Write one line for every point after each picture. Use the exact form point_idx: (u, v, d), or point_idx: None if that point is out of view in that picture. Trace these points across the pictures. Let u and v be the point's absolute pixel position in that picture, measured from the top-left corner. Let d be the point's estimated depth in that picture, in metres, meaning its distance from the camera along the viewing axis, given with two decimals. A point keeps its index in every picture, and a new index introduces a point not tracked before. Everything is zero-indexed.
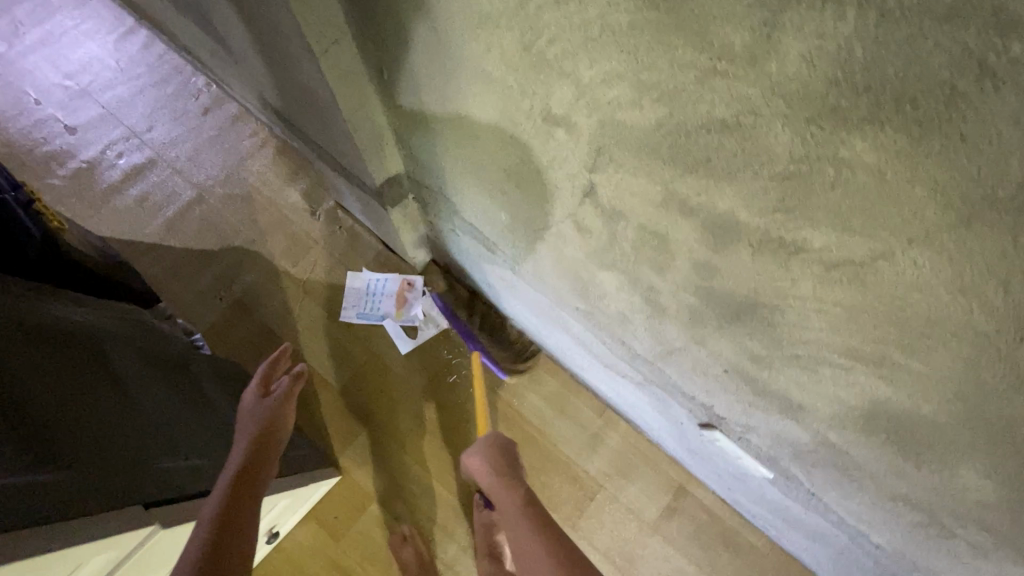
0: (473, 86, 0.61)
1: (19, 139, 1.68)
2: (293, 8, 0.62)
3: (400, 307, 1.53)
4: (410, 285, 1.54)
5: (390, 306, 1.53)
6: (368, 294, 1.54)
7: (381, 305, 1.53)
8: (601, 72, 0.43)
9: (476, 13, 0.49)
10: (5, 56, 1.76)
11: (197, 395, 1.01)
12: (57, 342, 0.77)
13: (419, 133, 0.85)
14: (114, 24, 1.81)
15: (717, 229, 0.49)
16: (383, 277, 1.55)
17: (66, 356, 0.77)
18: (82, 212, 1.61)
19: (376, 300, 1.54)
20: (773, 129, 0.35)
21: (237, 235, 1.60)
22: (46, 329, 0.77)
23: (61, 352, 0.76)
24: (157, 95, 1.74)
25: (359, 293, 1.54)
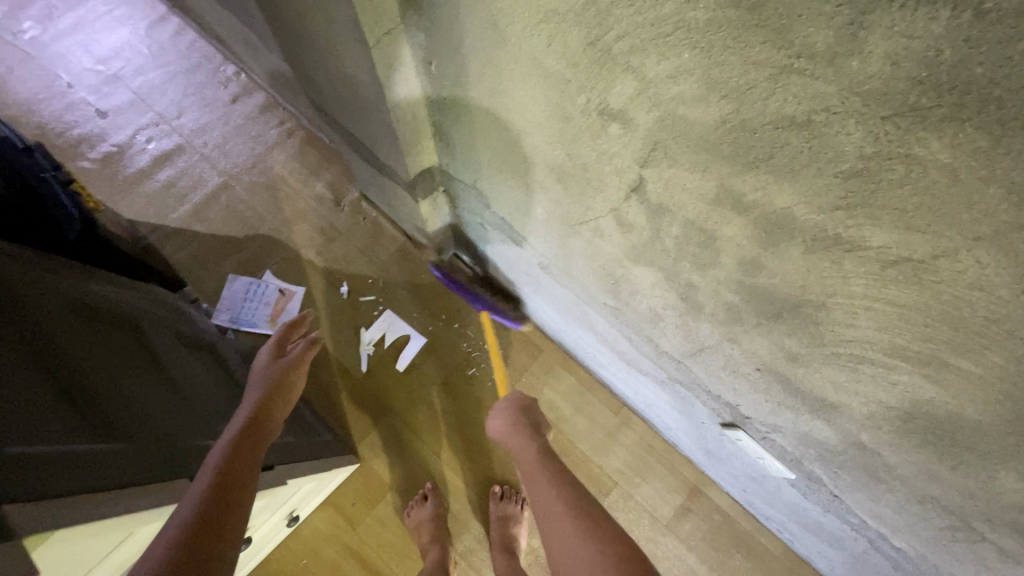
0: (527, 81, 0.62)
1: (51, 122, 1.71)
2: None
3: (274, 315, 1.52)
4: (287, 295, 1.54)
5: (264, 313, 1.52)
6: (243, 299, 1.54)
7: (250, 311, 1.52)
8: (669, 68, 0.44)
9: (542, 8, 0.50)
10: (39, 39, 1.79)
11: (228, 377, 1.02)
12: (101, 317, 0.79)
13: (459, 126, 0.87)
14: (146, 11, 1.83)
15: (771, 226, 0.50)
16: (265, 283, 1.55)
17: (109, 333, 0.78)
18: (111, 195, 1.64)
19: (250, 306, 1.53)
20: (846, 127, 0.36)
21: (262, 222, 1.62)
22: (91, 306, 0.78)
23: (104, 329, 0.77)
24: (186, 83, 1.76)
25: (241, 298, 1.53)
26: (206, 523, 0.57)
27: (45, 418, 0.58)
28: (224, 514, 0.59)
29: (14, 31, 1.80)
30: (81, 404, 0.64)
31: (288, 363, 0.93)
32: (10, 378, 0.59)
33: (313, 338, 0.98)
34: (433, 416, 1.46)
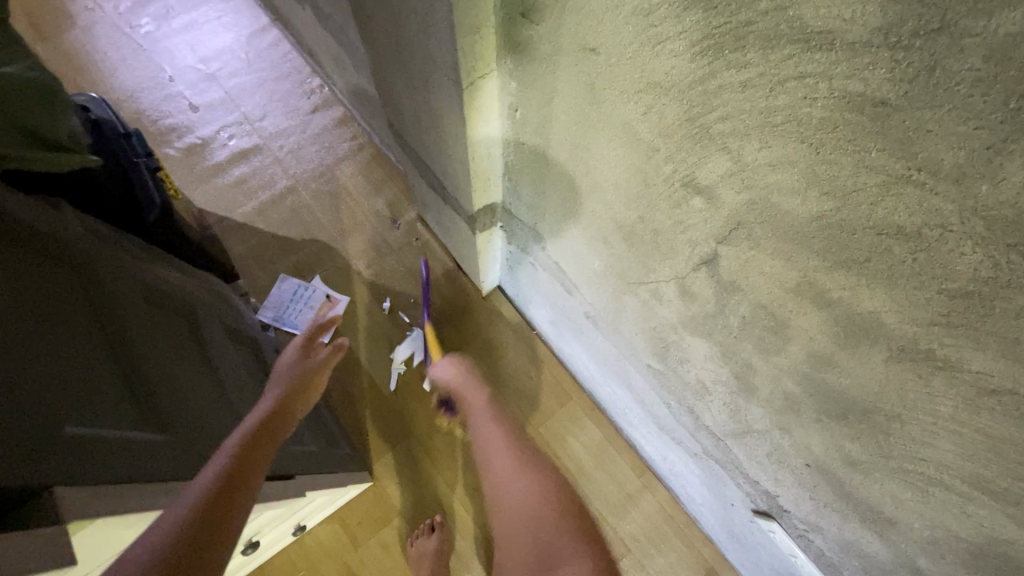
0: (612, 144, 0.63)
1: (148, 109, 1.84)
2: (458, 45, 0.66)
3: None
4: (331, 302, 1.58)
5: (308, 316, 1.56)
6: (290, 300, 1.58)
7: (295, 312, 1.56)
8: (771, 156, 0.43)
9: (644, 80, 0.51)
10: (153, 35, 1.95)
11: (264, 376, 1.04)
12: (165, 304, 0.82)
13: (532, 172, 0.88)
14: (251, 20, 1.98)
15: (852, 327, 0.48)
16: (312, 288, 1.59)
17: (168, 319, 0.81)
18: (188, 183, 1.74)
19: (295, 307, 1.57)
20: (961, 247, 0.35)
21: (320, 229, 1.68)
22: (156, 291, 0.82)
23: (164, 315, 0.80)
24: (274, 90, 1.87)
25: (287, 299, 1.58)
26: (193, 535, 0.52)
27: (104, 397, 0.59)
28: (224, 512, 0.55)
29: (132, 25, 1.96)
30: (137, 387, 0.65)
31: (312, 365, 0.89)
32: (81, 351, 0.60)
33: (339, 344, 0.93)
34: (452, 446, 1.44)
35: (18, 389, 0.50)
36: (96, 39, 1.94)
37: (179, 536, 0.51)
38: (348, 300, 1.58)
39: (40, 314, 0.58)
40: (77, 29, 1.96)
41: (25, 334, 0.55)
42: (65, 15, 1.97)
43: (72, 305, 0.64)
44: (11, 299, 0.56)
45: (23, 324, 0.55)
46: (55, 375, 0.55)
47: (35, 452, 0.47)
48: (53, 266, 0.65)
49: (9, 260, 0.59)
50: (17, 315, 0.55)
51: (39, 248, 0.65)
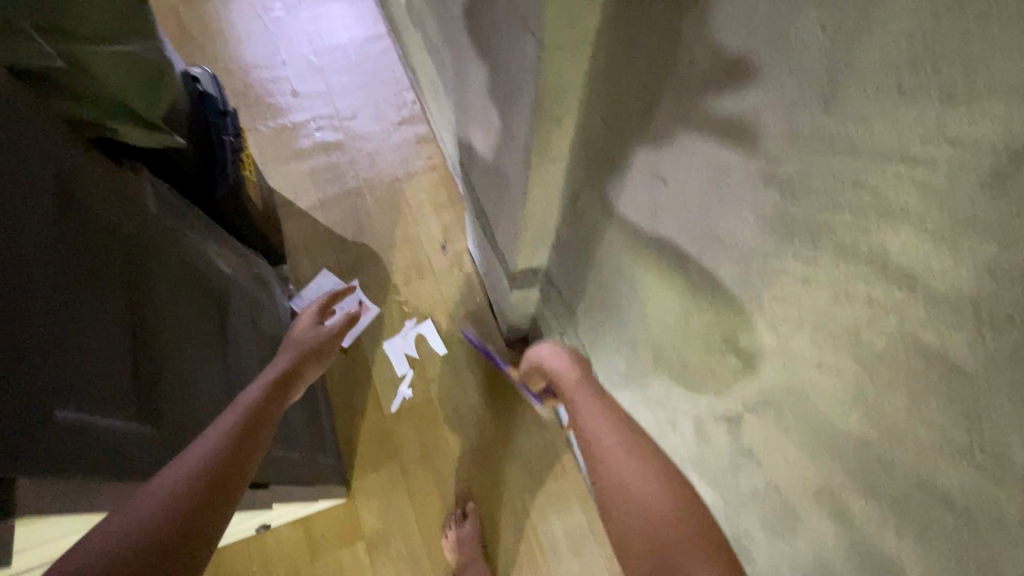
0: (661, 268, 0.60)
1: (255, 86, 1.97)
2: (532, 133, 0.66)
3: None
4: (361, 309, 1.60)
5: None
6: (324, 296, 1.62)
7: None
8: (819, 357, 0.40)
9: (705, 228, 0.49)
10: (281, 20, 2.10)
11: None
12: (197, 291, 0.85)
13: (580, 255, 0.86)
14: (369, 26, 2.09)
15: (868, 559, 0.43)
16: (348, 290, 1.62)
17: (195, 308, 0.83)
18: (268, 162, 1.83)
19: None
20: (1013, 549, 0.30)
21: (373, 235, 1.72)
22: (193, 278, 0.84)
23: (192, 303, 0.83)
24: (371, 95, 1.96)
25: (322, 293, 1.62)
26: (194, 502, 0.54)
27: (111, 377, 0.61)
28: (232, 473, 0.59)
29: (266, 7, 2.12)
30: (143, 370, 0.66)
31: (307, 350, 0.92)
32: (105, 323, 0.62)
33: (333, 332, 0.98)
34: (434, 487, 1.41)
35: (35, 354, 0.51)
36: (230, 13, 2.11)
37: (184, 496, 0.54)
38: (377, 311, 1.60)
39: (81, 279, 0.61)
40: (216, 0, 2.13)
41: (60, 298, 0.57)
42: None
43: (111, 273, 0.66)
44: (57, 260, 0.58)
45: (63, 288, 0.57)
46: (76, 345, 0.57)
47: (30, 430, 0.48)
48: (104, 231, 0.68)
49: (64, 220, 0.61)
50: (59, 278, 0.57)
51: (98, 212, 0.68)
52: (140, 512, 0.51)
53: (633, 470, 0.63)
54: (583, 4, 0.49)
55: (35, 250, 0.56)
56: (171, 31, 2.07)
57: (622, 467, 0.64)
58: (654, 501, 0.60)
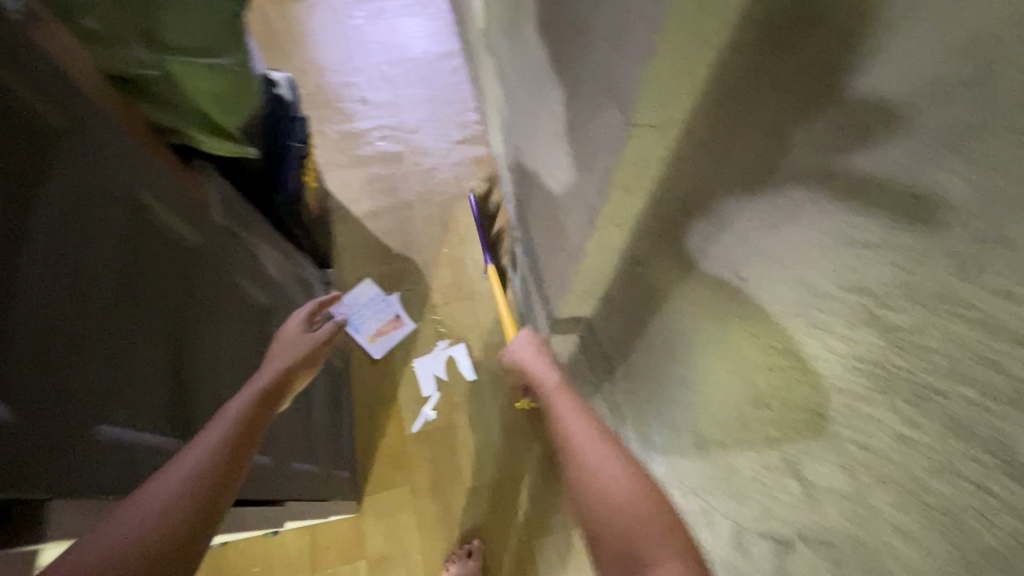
0: (720, 364, 0.57)
1: (327, 90, 2.03)
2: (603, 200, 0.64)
3: (377, 334, 1.59)
4: (397, 323, 1.61)
5: (373, 326, 1.60)
6: (364, 305, 1.63)
7: (363, 319, 1.60)
8: (901, 522, 0.36)
9: (780, 343, 0.45)
10: (362, 28, 2.16)
11: None
12: (234, 300, 0.85)
13: (629, 319, 0.84)
14: (444, 43, 2.13)
15: None
16: (387, 302, 1.63)
17: (230, 317, 0.84)
18: (328, 165, 1.87)
19: (366, 314, 1.61)
20: None
21: (419, 251, 1.73)
22: (231, 287, 0.85)
23: (229, 311, 0.83)
24: (436, 111, 1.99)
25: (362, 302, 1.63)
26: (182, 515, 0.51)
27: (150, 386, 0.60)
28: (228, 480, 0.57)
29: (348, 14, 2.19)
30: (180, 377, 0.66)
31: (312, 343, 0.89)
32: (152, 331, 0.62)
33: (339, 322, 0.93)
34: (442, 516, 1.39)
35: (82, 369, 0.50)
36: (314, 16, 2.19)
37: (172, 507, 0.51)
38: (412, 327, 1.61)
39: (137, 287, 0.60)
40: (304, 2, 2.21)
41: (116, 308, 0.56)
42: None
43: (164, 278, 0.66)
44: (119, 267, 0.58)
45: (120, 297, 0.57)
46: (122, 355, 0.56)
47: (70, 448, 0.47)
48: (166, 236, 0.68)
49: (134, 227, 0.62)
50: (118, 287, 0.57)
51: (164, 217, 0.68)
52: (136, 523, 0.49)
53: (596, 449, 0.67)
54: (681, 90, 0.47)
55: (102, 256, 0.56)
56: (257, 27, 2.16)
57: (597, 466, 0.65)
58: (625, 498, 0.61)
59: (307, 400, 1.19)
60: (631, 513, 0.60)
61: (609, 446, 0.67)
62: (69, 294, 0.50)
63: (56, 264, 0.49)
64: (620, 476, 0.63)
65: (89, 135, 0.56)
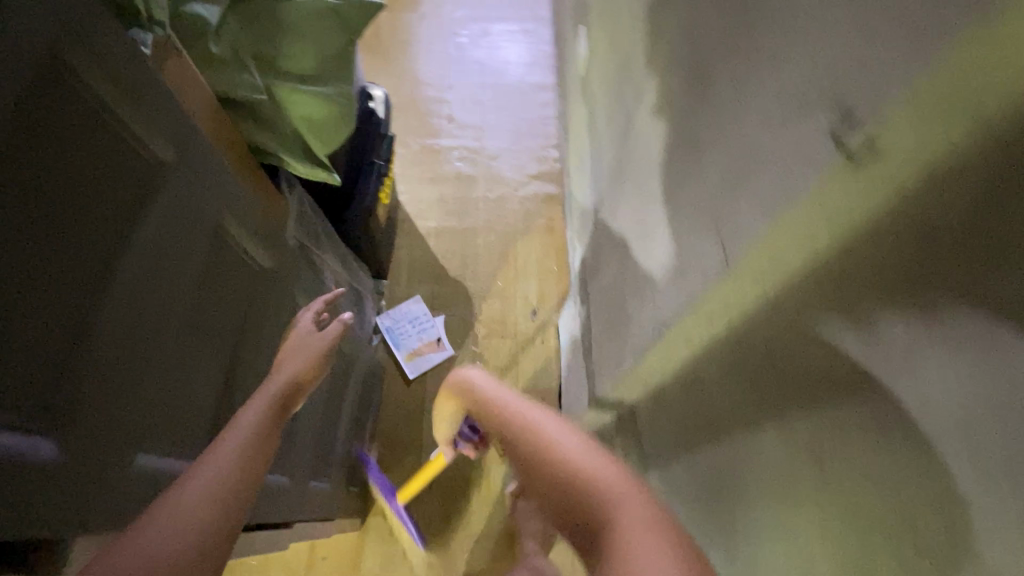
0: (772, 536, 0.53)
1: (418, 102, 2.08)
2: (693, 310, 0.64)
3: (417, 353, 1.60)
4: (439, 345, 1.62)
5: (415, 341, 1.61)
6: (409, 321, 1.64)
7: (407, 335, 1.61)
8: None
9: (851, 561, 0.41)
10: (463, 47, 2.21)
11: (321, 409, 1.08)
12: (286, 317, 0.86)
13: (670, 432, 0.79)
14: (539, 76, 2.14)
15: None
16: (432, 322, 1.64)
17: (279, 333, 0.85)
18: (403, 177, 1.91)
19: (410, 330, 1.62)
20: None
21: (472, 278, 1.72)
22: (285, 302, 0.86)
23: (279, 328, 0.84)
24: (517, 141, 1.99)
25: (407, 317, 1.64)
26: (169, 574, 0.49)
27: (194, 414, 0.61)
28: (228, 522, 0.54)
29: (453, 33, 2.24)
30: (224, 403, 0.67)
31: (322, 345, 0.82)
32: (206, 359, 0.63)
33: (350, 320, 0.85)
34: (439, 559, 1.36)
35: (136, 399, 0.51)
36: (421, 28, 2.25)
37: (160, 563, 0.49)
38: (449, 355, 1.61)
39: (201, 317, 0.61)
40: (414, 12, 2.28)
41: (177, 336, 0.57)
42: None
43: (227, 305, 0.67)
44: (188, 296, 0.59)
45: (183, 327, 0.58)
46: (175, 385, 0.57)
47: (98, 478, 0.47)
48: (239, 264, 0.69)
49: (211, 249, 0.63)
50: (183, 316, 0.58)
51: (241, 245, 0.69)
52: None
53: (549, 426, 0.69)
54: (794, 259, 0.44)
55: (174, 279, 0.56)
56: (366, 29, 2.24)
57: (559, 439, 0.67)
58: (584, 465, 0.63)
59: (334, 417, 1.20)
60: (598, 481, 0.61)
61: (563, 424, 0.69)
62: (139, 326, 0.51)
63: (134, 296, 0.50)
64: (576, 449, 0.65)
65: (192, 168, 0.57)
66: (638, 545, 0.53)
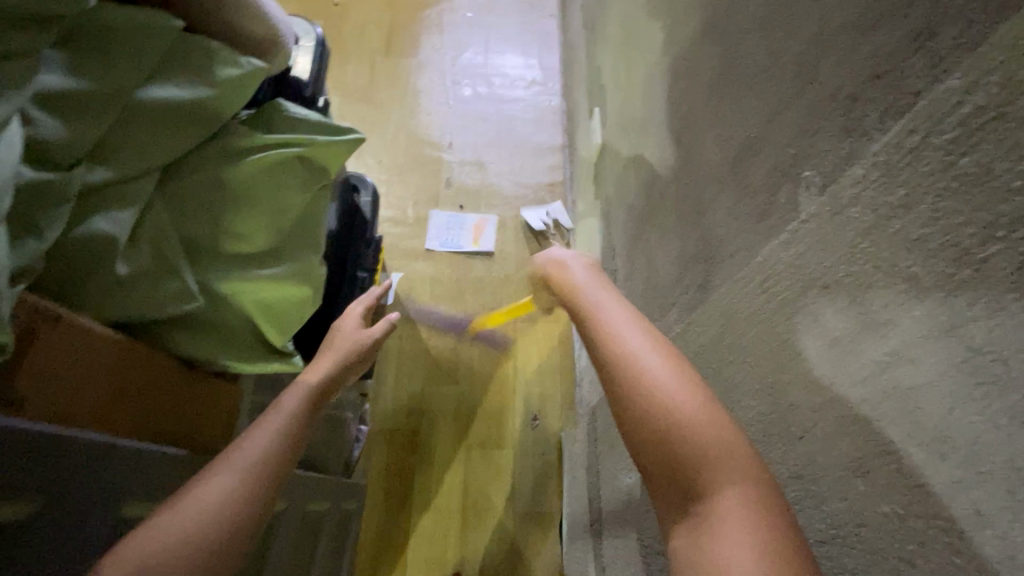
0: None
1: (414, 163, 1.91)
2: None
3: (477, 237, 1.77)
4: (484, 221, 1.80)
5: (468, 238, 1.77)
6: (447, 229, 1.79)
7: (459, 236, 1.77)
8: None
9: None
10: (466, 99, 2.04)
11: None
12: None
13: None
14: (547, 136, 1.98)
15: None
16: (460, 215, 1.81)
17: None
18: (396, 250, 1.75)
19: (456, 232, 1.78)
20: None
21: (466, 374, 1.57)
22: None
23: None
24: (522, 210, 1.83)
25: (442, 227, 1.79)
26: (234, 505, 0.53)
27: None
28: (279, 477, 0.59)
29: (455, 82, 2.08)
30: None
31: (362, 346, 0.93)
32: None
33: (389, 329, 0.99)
34: None
35: None
36: (421, 77, 2.09)
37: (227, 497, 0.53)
38: (439, 468, 1.46)
39: None
40: (413, 59, 2.12)
41: None
42: (415, 44, 2.16)
43: None
44: None
45: None
46: None
47: None
48: None
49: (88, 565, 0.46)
50: None
51: (153, 509, 0.53)
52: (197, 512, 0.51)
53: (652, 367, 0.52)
54: None
55: None
56: (362, 78, 2.08)
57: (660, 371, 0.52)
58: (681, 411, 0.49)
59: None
60: (662, 395, 0.50)
61: (666, 362, 0.53)
62: None
63: None
64: (681, 399, 0.50)
65: (45, 490, 0.41)
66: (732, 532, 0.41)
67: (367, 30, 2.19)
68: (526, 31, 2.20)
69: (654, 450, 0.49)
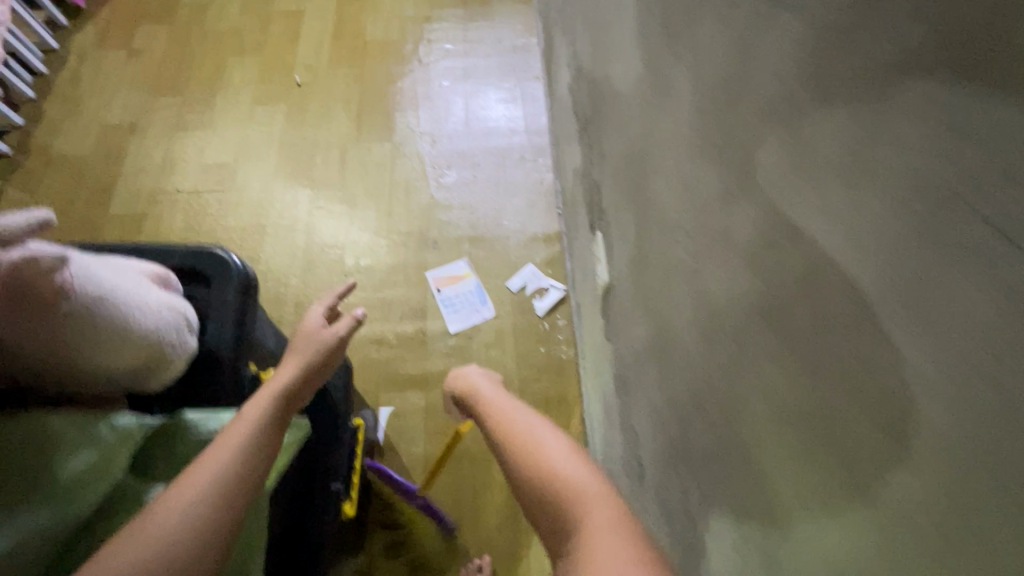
0: None
1: (394, 267, 1.72)
2: None
3: (460, 278, 1.70)
4: (438, 278, 1.70)
5: (465, 286, 1.68)
6: (456, 315, 1.64)
7: (465, 297, 1.67)
8: None
9: None
10: (447, 186, 1.86)
11: None
12: None
13: None
14: (540, 223, 1.79)
15: None
16: (442, 306, 1.66)
17: None
18: (380, 379, 1.56)
19: (460, 304, 1.66)
20: None
21: (470, 529, 1.39)
22: None
23: None
24: (519, 316, 1.64)
25: (456, 319, 1.64)
26: (204, 530, 0.69)
27: None
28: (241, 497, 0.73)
29: (434, 166, 1.90)
30: None
31: (331, 336, 1.01)
32: None
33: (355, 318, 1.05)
34: None
35: None
36: (397, 163, 1.90)
37: (191, 532, 0.68)
38: None
39: None
40: (387, 143, 1.94)
41: None
42: (389, 126, 1.98)
43: None
44: None
45: None
46: None
47: None
48: None
49: None
50: None
51: None
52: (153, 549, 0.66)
53: (542, 442, 0.75)
54: None
55: None
56: (332, 169, 1.90)
57: (556, 451, 0.73)
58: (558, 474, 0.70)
59: None
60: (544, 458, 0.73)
61: (553, 439, 0.75)
62: None
63: None
64: (557, 468, 0.70)
65: None
66: (600, 547, 0.59)
67: (333, 113, 2.01)
68: (509, 103, 2.03)
69: (539, 498, 0.69)
